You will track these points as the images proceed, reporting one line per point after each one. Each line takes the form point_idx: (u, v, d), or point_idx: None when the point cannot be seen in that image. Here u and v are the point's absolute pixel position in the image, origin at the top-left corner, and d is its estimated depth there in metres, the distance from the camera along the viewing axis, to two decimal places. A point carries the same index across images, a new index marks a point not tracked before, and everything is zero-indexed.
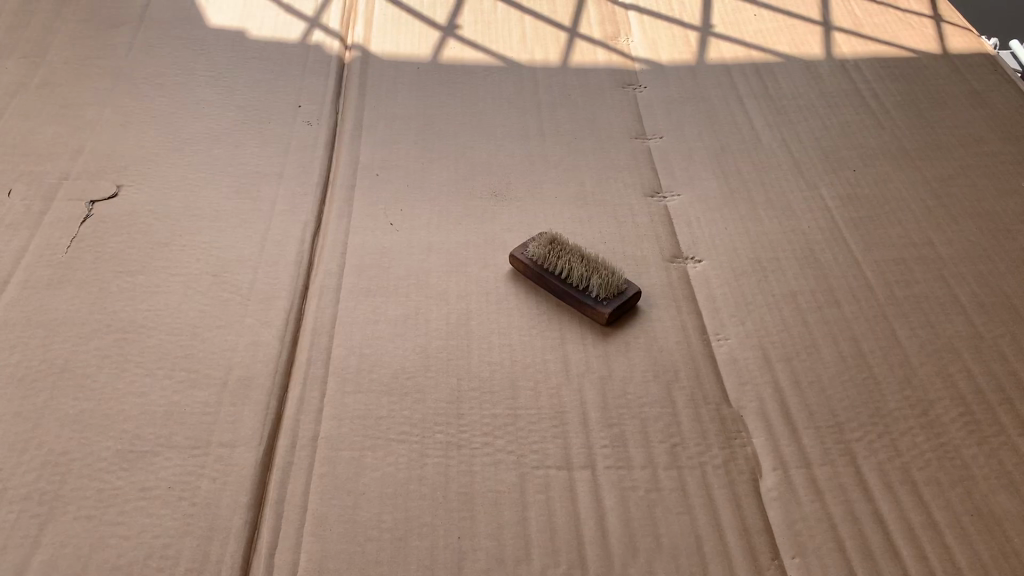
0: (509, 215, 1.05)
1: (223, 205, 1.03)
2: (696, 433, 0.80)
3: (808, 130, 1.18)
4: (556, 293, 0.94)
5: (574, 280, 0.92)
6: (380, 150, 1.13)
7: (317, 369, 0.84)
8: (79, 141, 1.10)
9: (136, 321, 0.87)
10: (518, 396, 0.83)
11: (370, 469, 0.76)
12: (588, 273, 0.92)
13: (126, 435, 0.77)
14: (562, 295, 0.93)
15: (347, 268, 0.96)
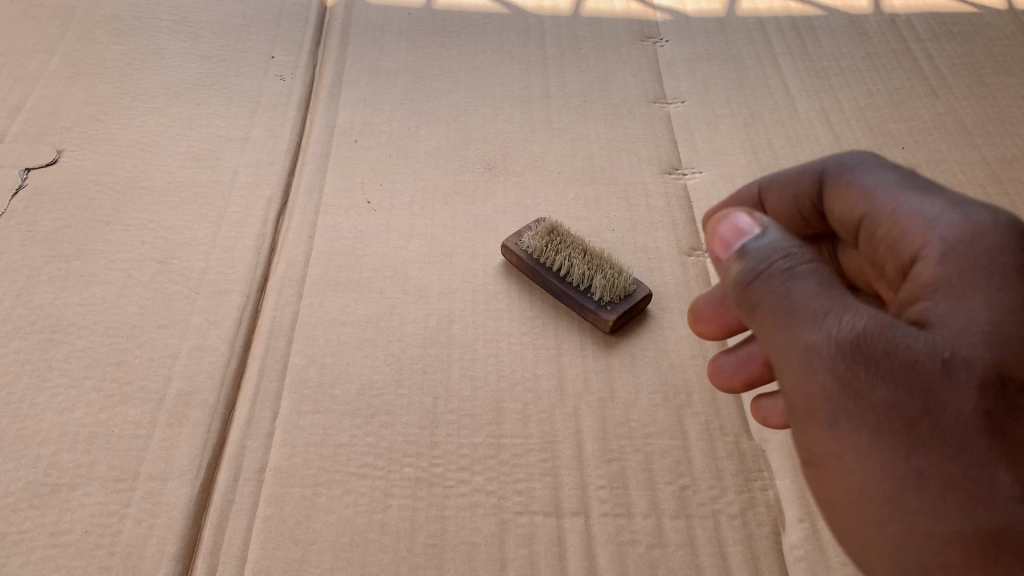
0: (504, 194, 0.91)
1: (177, 176, 0.90)
2: (710, 472, 0.68)
3: (851, 98, 1.03)
4: (553, 292, 0.81)
5: (573, 278, 0.79)
6: (362, 112, 1.00)
7: (271, 383, 0.73)
8: (19, 96, 0.97)
9: (65, 319, 0.75)
10: (503, 421, 0.71)
11: (323, 512, 0.64)
12: (591, 272, 0.79)
13: (40, 463, 0.65)
14: (560, 295, 0.80)
15: (315, 257, 0.84)
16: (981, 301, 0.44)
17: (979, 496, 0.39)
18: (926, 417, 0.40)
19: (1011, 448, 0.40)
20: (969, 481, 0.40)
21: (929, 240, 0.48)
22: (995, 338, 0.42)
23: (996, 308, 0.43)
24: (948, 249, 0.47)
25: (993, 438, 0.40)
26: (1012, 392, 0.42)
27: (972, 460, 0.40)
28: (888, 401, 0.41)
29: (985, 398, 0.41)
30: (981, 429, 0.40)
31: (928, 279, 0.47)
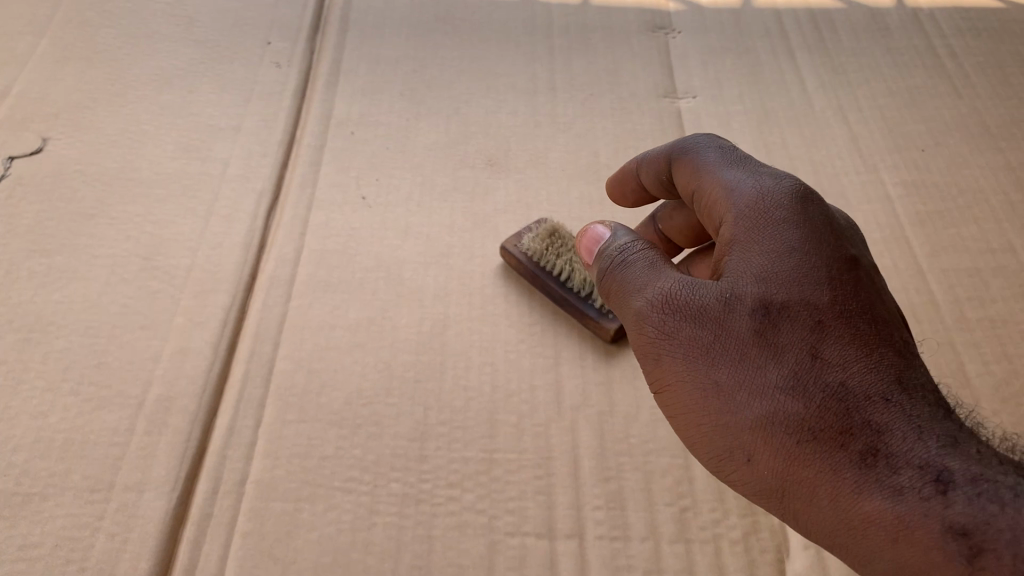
0: (505, 191, 0.88)
1: (165, 168, 0.87)
2: (712, 494, 0.65)
3: (869, 96, 0.99)
4: (553, 298, 0.78)
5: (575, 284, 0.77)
6: (360, 102, 0.96)
7: (256, 390, 0.70)
8: (6, 80, 0.93)
9: (44, 317, 0.72)
10: (497, 435, 0.68)
11: (305, 529, 0.61)
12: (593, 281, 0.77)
13: (12, 471, 0.62)
14: (561, 300, 0.77)
15: (306, 255, 0.80)
16: (765, 246, 0.51)
17: (774, 407, 0.45)
18: (722, 346, 0.48)
19: (801, 363, 0.46)
20: (765, 394, 0.46)
21: (727, 202, 0.55)
22: (778, 276, 0.49)
23: (780, 250, 0.50)
24: (738, 204, 0.54)
25: (781, 356, 0.46)
26: (803, 320, 0.47)
27: (766, 378, 0.46)
28: (691, 338, 0.48)
29: (773, 326, 0.47)
30: (770, 349, 0.47)
31: (726, 234, 0.53)
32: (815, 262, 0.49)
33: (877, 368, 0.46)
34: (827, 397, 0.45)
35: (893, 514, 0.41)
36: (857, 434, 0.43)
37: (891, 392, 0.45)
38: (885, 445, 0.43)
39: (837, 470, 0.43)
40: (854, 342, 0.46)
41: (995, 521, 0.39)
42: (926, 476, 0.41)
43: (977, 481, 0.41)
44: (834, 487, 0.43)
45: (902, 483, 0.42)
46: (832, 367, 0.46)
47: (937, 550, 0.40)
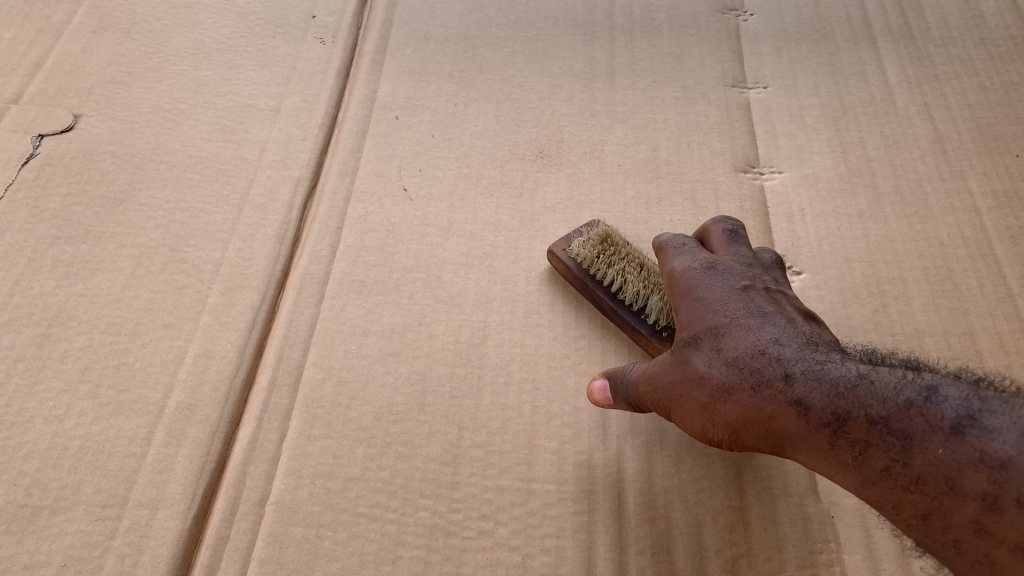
0: (555, 186, 0.82)
1: (199, 149, 0.82)
2: (768, 540, 0.59)
3: (958, 91, 0.90)
4: (605, 309, 0.72)
5: (626, 296, 0.70)
6: (406, 84, 0.91)
7: (282, 400, 0.66)
8: (41, 51, 0.90)
9: (65, 311, 0.69)
10: (535, 462, 0.63)
11: (325, 559, 0.57)
12: (647, 290, 0.69)
13: (22, 480, 0.59)
14: (613, 313, 0.71)
15: (341, 252, 0.76)
16: (686, 283, 0.61)
17: (688, 378, 0.55)
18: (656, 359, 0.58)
19: (703, 340, 0.56)
20: (686, 376, 0.56)
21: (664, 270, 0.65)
22: (691, 298, 0.60)
23: (687, 286, 0.61)
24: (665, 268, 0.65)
25: (691, 340, 0.57)
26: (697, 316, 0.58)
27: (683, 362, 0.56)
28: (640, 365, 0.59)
29: (687, 327, 0.58)
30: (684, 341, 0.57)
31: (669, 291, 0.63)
32: (715, 278, 0.60)
33: (765, 324, 0.55)
34: (721, 357, 0.54)
35: (768, 416, 0.50)
36: (739, 372, 0.53)
37: (767, 334, 0.54)
38: (758, 370, 0.52)
39: (733, 403, 0.52)
40: (744, 313, 0.56)
41: (819, 388, 0.48)
42: (778, 379, 0.50)
43: (815, 367, 0.49)
44: (744, 423, 0.52)
45: (766, 389, 0.51)
46: (724, 333, 0.55)
47: (794, 425, 0.49)
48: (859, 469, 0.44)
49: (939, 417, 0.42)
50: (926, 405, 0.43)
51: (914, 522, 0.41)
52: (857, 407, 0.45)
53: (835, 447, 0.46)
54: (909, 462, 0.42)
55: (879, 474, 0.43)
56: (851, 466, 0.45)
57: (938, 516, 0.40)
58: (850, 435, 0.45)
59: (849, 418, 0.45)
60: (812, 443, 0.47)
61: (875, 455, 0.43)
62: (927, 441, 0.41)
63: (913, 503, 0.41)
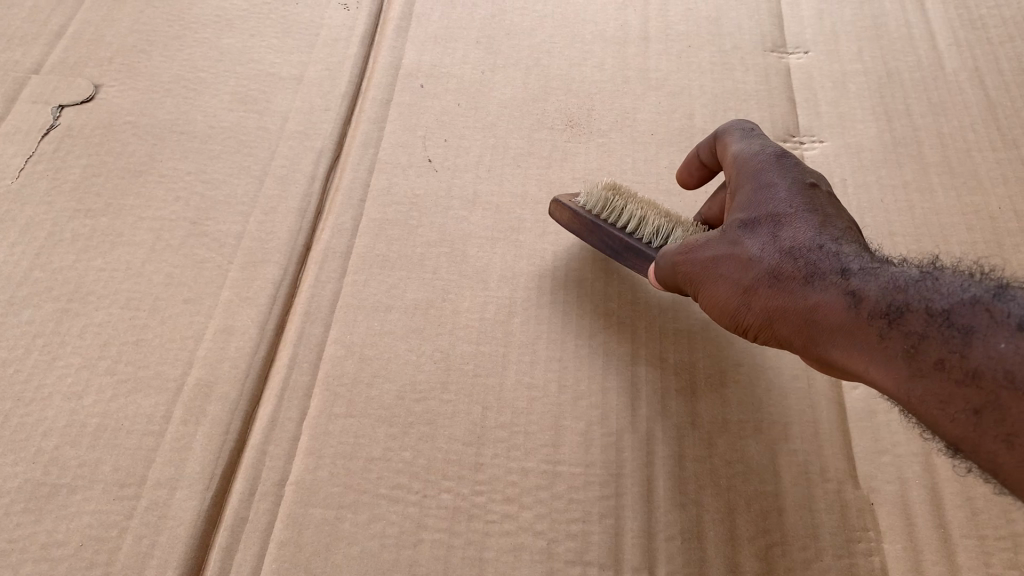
0: (585, 157, 0.79)
1: (220, 119, 0.81)
2: (804, 527, 0.57)
3: (1012, 55, 0.86)
4: (618, 250, 0.68)
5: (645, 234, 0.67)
6: (432, 51, 0.88)
7: (303, 377, 0.64)
8: (62, 20, 0.88)
9: (84, 285, 0.68)
10: (562, 443, 0.61)
11: (346, 542, 0.56)
12: (665, 227, 0.66)
13: (41, 459, 0.58)
14: (630, 250, 0.67)
15: (364, 225, 0.74)
16: (753, 172, 0.58)
17: (740, 264, 0.54)
18: (707, 243, 0.57)
19: (766, 229, 0.54)
20: (733, 258, 0.55)
21: (727, 159, 0.62)
22: (753, 187, 0.57)
23: (754, 179, 0.58)
24: (733, 156, 0.61)
25: (750, 227, 0.55)
26: (762, 208, 0.56)
27: (738, 247, 0.55)
28: (688, 247, 0.58)
29: (749, 213, 0.56)
30: (741, 227, 0.55)
31: (739, 173, 0.60)
32: (789, 172, 0.57)
33: (831, 225, 0.53)
34: (777, 247, 0.53)
35: (817, 305, 0.49)
36: (797, 262, 0.51)
37: (835, 235, 0.52)
38: (819, 259, 0.50)
39: (784, 292, 0.51)
40: (811, 210, 0.54)
41: (882, 282, 0.46)
42: (839, 270, 0.49)
43: (876, 266, 0.48)
44: (792, 312, 0.50)
45: (825, 278, 0.49)
46: (789, 224, 0.54)
47: (840, 313, 0.47)
48: (905, 361, 0.43)
49: (1006, 314, 0.40)
50: (994, 305, 0.41)
51: (964, 416, 0.40)
52: (916, 301, 0.44)
53: (886, 338, 0.44)
54: (965, 355, 0.40)
55: (930, 368, 0.42)
56: (896, 358, 0.44)
57: (989, 410, 0.39)
58: (905, 325, 0.44)
59: (906, 311, 0.44)
60: (859, 333, 0.46)
61: (929, 347, 0.42)
62: (989, 335, 0.40)
63: (963, 397, 0.40)
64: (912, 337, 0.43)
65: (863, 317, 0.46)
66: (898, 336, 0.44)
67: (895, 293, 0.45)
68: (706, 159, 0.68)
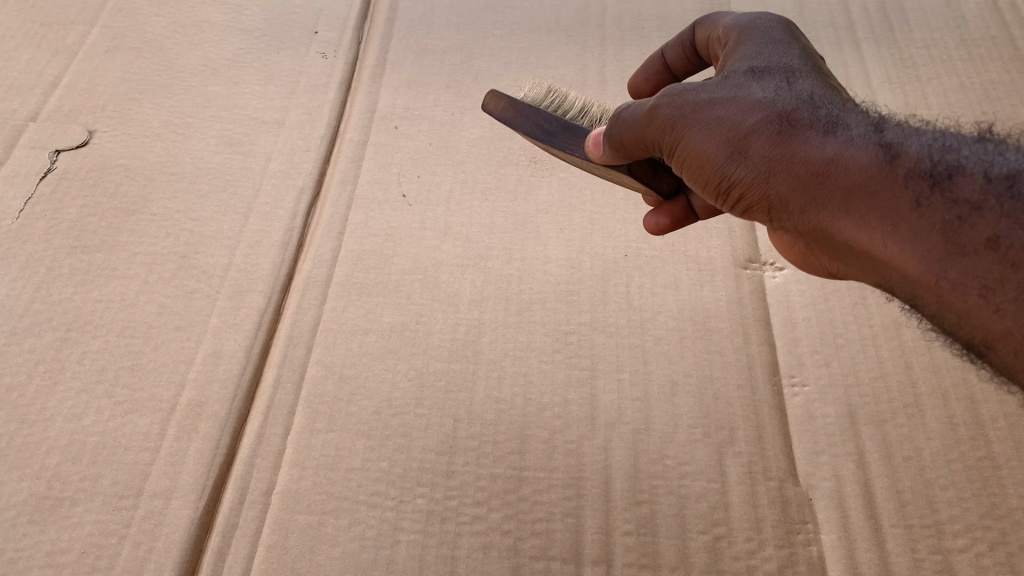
0: (547, 190, 0.86)
1: (207, 161, 0.86)
2: (748, 520, 0.62)
3: (938, 92, 0.94)
4: (549, 132, 0.62)
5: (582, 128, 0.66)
6: (405, 95, 0.95)
7: (287, 396, 0.70)
8: (57, 71, 0.94)
9: (82, 316, 0.73)
10: (527, 450, 0.66)
11: (329, 544, 0.61)
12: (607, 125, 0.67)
13: (44, 474, 0.63)
14: (566, 131, 0.62)
15: (343, 256, 0.80)
16: (756, 32, 0.57)
17: (742, 107, 0.51)
18: (701, 88, 0.53)
19: (776, 80, 0.52)
20: (740, 101, 0.51)
21: (722, 26, 0.62)
22: (760, 44, 0.56)
23: (757, 38, 0.57)
24: (728, 22, 0.61)
25: (758, 76, 0.53)
26: (772, 62, 0.54)
27: (739, 93, 0.52)
28: (675, 90, 0.54)
29: (753, 66, 0.54)
30: (747, 76, 0.53)
31: (733, 38, 0.59)
32: (794, 38, 0.56)
33: (837, 90, 0.53)
34: (792, 96, 0.51)
35: (840, 157, 0.47)
36: (814, 112, 0.50)
37: (849, 100, 0.51)
38: (836, 115, 0.49)
39: (794, 141, 0.49)
40: (819, 72, 0.53)
41: (919, 143, 0.46)
42: (865, 128, 0.48)
43: (905, 128, 0.48)
44: (804, 161, 0.48)
45: (853, 133, 0.48)
46: (798, 79, 0.52)
47: (871, 167, 0.46)
48: (945, 233, 0.43)
49: None
50: None
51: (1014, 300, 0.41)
52: (961, 169, 0.44)
53: (924, 203, 0.44)
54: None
55: (980, 244, 0.42)
56: (935, 227, 0.43)
57: None
58: (952, 191, 0.44)
59: (952, 179, 0.44)
60: (885, 194, 0.45)
61: (978, 223, 0.42)
62: None
63: (1016, 284, 0.41)
64: (959, 207, 0.43)
65: (896, 174, 0.45)
66: (939, 203, 0.44)
67: (937, 159, 0.45)
68: (670, 61, 0.70)
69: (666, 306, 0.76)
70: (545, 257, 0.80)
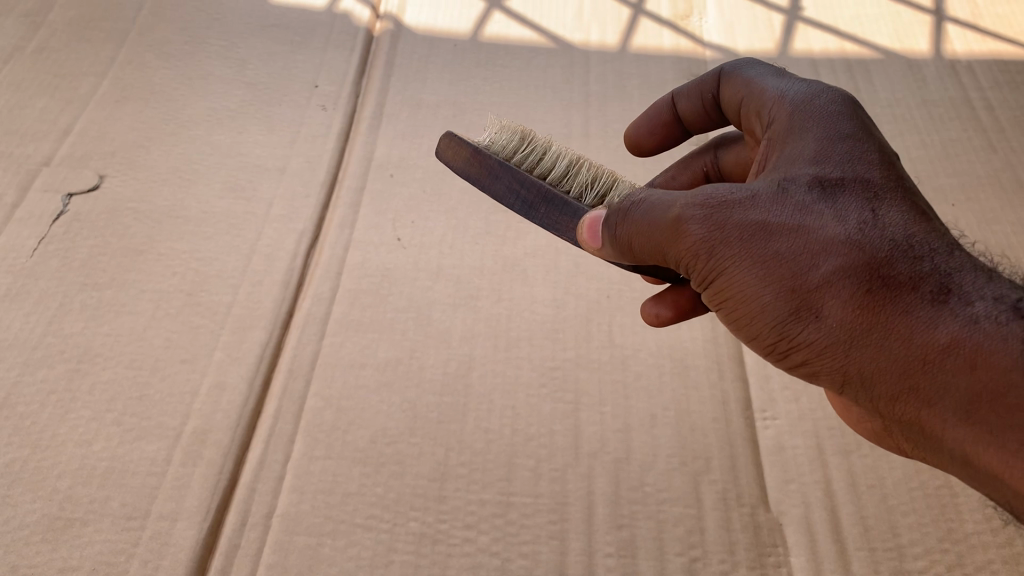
0: (535, 236, 0.91)
1: (211, 206, 0.91)
2: (722, 544, 0.66)
3: (902, 148, 1.01)
4: (528, 203, 0.63)
5: (563, 185, 0.64)
6: (401, 145, 1.00)
7: (286, 426, 0.73)
8: (70, 119, 0.99)
9: (92, 348, 0.77)
10: (514, 478, 0.70)
11: (326, 564, 0.64)
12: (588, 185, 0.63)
13: (56, 496, 0.66)
14: (547, 203, 0.62)
15: (341, 294, 0.84)
16: (830, 134, 0.53)
17: (821, 250, 0.46)
18: (759, 206, 0.48)
19: (864, 218, 0.47)
20: (819, 241, 0.47)
21: (778, 108, 0.58)
22: (842, 156, 0.51)
23: (835, 145, 0.52)
24: (791, 106, 0.57)
25: (839, 205, 0.48)
26: (856, 186, 0.49)
27: (810, 224, 0.47)
28: (722, 202, 0.49)
29: (832, 188, 0.49)
30: (823, 202, 0.48)
31: (784, 129, 0.56)
32: (877, 153, 0.51)
33: (936, 232, 0.47)
34: (884, 243, 0.46)
35: (959, 344, 0.42)
36: (913, 270, 0.45)
37: (957, 254, 0.46)
38: (937, 275, 0.45)
39: (891, 307, 0.44)
40: (914, 207, 0.48)
41: None
42: (991, 311, 0.42)
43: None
44: (903, 334, 0.44)
45: (976, 317, 0.42)
46: (883, 214, 0.47)
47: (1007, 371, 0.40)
48: None
49: None
50: None
51: None
52: None
53: None
54: None
55: None
56: None
57: None
58: None
59: None
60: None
61: None
62: None
63: None
64: None
65: None
66: None
67: None
68: (682, 110, 0.72)
69: (646, 344, 0.81)
70: (532, 297, 0.84)
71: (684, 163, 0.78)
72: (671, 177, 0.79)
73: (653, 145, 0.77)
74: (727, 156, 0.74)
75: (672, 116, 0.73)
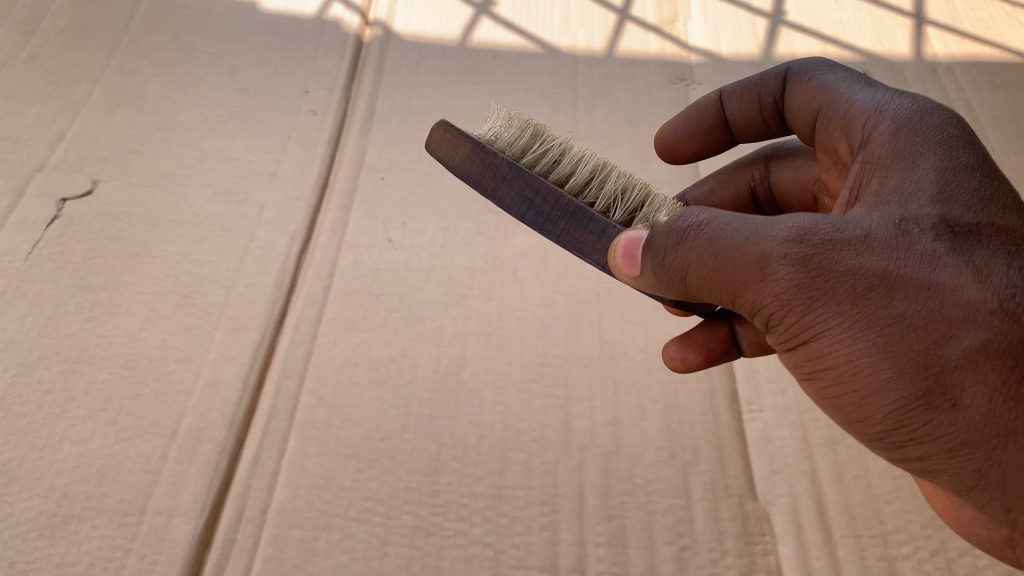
0: (524, 236, 0.92)
1: (204, 209, 0.92)
2: (711, 534, 0.68)
3: None
4: (543, 212, 0.58)
5: (584, 194, 0.60)
6: (391, 149, 1.01)
7: (280, 423, 0.74)
8: (63, 126, 1.00)
9: (87, 349, 0.77)
10: (506, 471, 0.71)
11: (321, 556, 0.65)
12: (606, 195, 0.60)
13: (53, 494, 0.67)
14: (568, 216, 0.57)
15: (333, 294, 0.85)
16: (951, 169, 0.48)
17: (958, 322, 0.42)
18: (882, 260, 0.44)
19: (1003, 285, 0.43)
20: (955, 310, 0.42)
21: (881, 127, 0.53)
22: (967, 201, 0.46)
23: (956, 183, 0.47)
24: (895, 125, 0.52)
25: (974, 265, 0.44)
26: (983, 238, 0.45)
27: (940, 285, 0.43)
28: (838, 251, 0.44)
29: (960, 242, 0.45)
30: (955, 259, 0.44)
31: (889, 152, 0.51)
32: (1002, 196, 0.48)
33: None
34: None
35: None
36: None
37: None
38: None
39: None
40: None
41: None
42: None
43: None
44: None
45: None
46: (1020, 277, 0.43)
47: None
48: None
49: None
50: None
51: None
52: None
53: None
54: None
55: None
56: None
57: None
58: None
59: None
60: None
61: None
62: None
63: None
64: None
65: None
66: None
67: None
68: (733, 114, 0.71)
69: (635, 340, 0.82)
70: (521, 296, 0.86)
71: (724, 178, 0.76)
72: (710, 190, 0.77)
73: (691, 152, 0.75)
74: (777, 168, 0.72)
75: (718, 117, 0.72)
